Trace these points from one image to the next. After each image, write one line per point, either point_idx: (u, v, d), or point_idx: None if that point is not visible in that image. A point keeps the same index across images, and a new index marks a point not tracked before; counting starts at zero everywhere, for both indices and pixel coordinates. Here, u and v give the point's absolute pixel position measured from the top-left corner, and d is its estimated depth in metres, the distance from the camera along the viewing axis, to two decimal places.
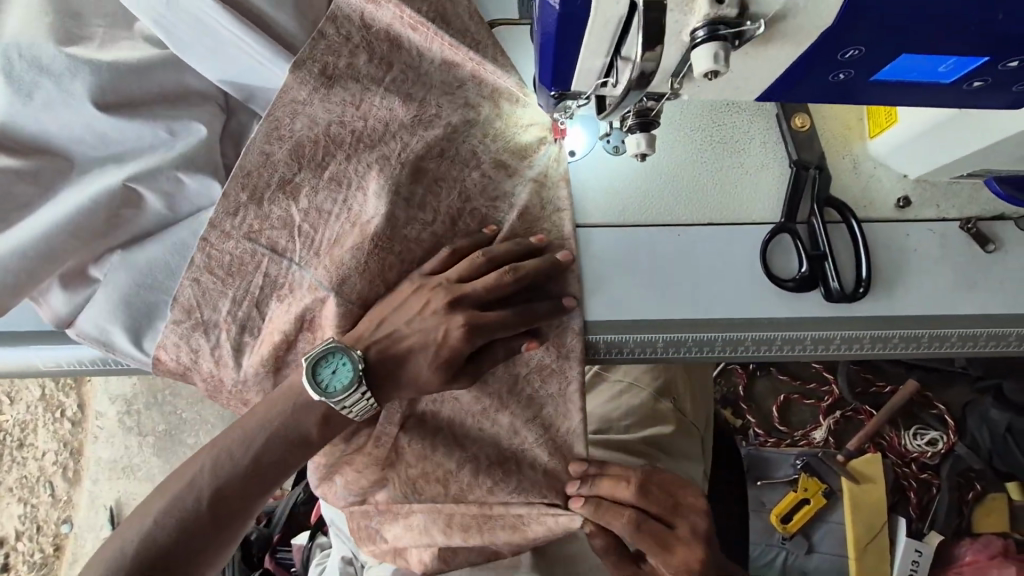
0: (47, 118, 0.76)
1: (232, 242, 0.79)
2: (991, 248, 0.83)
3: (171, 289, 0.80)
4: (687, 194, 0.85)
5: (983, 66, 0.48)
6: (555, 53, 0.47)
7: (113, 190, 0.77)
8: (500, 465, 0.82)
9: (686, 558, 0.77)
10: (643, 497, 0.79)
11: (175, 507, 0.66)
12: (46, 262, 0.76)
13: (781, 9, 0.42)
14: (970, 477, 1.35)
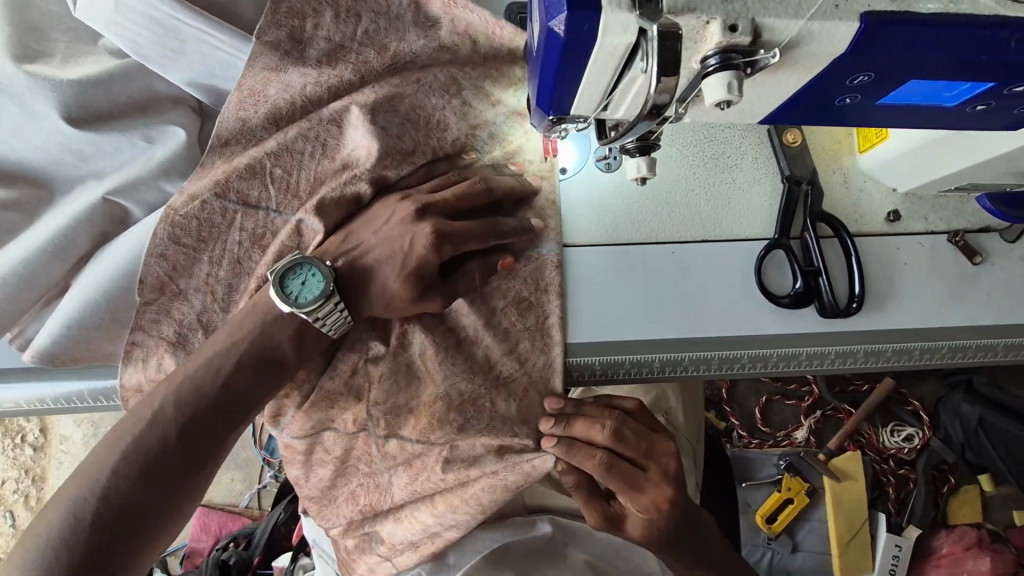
0: (23, 142, 0.73)
1: (196, 204, 0.71)
2: (978, 260, 0.83)
3: (131, 270, 0.72)
4: (680, 212, 0.83)
5: (990, 91, 0.47)
6: (557, 79, 0.44)
7: (93, 207, 0.73)
8: (471, 402, 0.75)
9: (656, 497, 0.74)
10: (618, 441, 0.72)
11: (136, 450, 0.59)
12: (21, 287, 0.72)
13: (796, 36, 0.40)
14: (944, 470, 1.38)
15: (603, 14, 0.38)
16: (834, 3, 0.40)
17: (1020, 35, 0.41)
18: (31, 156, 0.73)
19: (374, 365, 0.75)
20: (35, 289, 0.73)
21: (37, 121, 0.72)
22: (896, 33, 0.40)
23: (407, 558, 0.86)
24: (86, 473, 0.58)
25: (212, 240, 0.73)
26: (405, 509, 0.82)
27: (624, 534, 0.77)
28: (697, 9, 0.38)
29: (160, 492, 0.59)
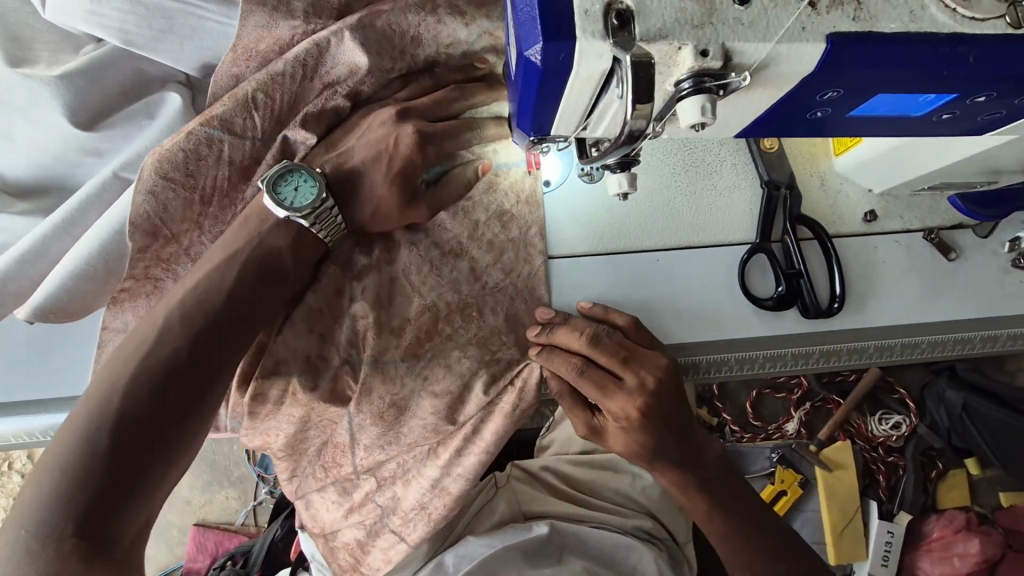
0: (40, 155, 0.76)
1: (182, 135, 0.70)
2: (953, 257, 0.85)
3: (123, 213, 0.70)
4: (665, 220, 0.84)
5: (954, 101, 0.49)
6: (536, 103, 0.45)
7: (105, 181, 0.74)
8: (460, 311, 0.79)
9: (624, 406, 0.71)
10: (593, 346, 0.72)
11: (146, 369, 0.59)
12: (31, 263, 0.73)
13: (766, 57, 0.41)
14: (932, 456, 1.40)
15: (579, 44, 0.39)
16: (800, 25, 0.41)
17: (979, 52, 0.42)
18: (46, 160, 0.76)
19: (358, 282, 0.76)
20: (48, 263, 0.74)
21: (45, 128, 0.74)
22: (862, 53, 0.41)
23: (417, 533, 0.83)
24: (95, 394, 0.58)
25: (201, 174, 0.71)
26: (421, 472, 0.81)
27: (610, 446, 0.77)
28: (669, 35, 0.40)
29: (175, 406, 0.59)
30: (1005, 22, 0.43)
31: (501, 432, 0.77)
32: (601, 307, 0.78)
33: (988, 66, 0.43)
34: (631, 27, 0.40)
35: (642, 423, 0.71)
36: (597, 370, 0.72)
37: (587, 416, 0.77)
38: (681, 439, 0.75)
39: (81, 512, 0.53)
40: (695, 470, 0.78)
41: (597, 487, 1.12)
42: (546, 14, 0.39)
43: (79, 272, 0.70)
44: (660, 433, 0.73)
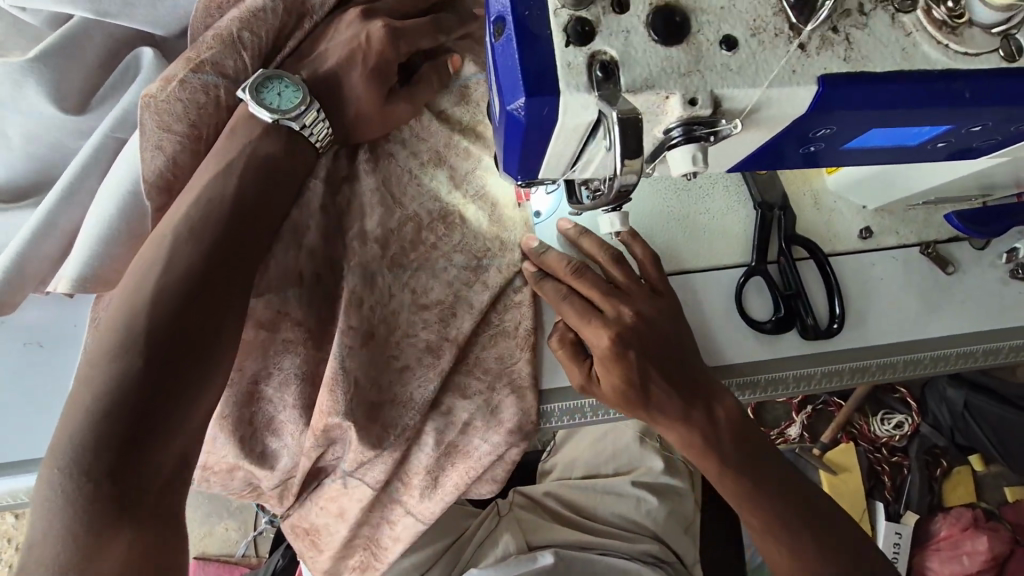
0: (38, 148, 0.74)
1: (176, 86, 0.64)
2: (951, 270, 0.85)
3: (135, 172, 0.65)
4: (660, 244, 0.83)
5: (949, 130, 0.48)
6: (522, 154, 0.44)
7: (99, 144, 0.71)
8: (443, 219, 0.76)
9: (592, 339, 0.68)
10: (580, 276, 0.71)
11: (157, 301, 0.53)
12: (45, 236, 0.69)
13: (756, 102, 0.40)
14: (936, 454, 1.39)
15: (562, 98, 0.38)
16: (791, 68, 0.39)
17: (973, 88, 0.41)
18: (41, 152, 0.75)
19: (360, 179, 0.73)
20: (62, 234, 0.70)
21: (35, 119, 0.72)
22: (856, 93, 0.40)
23: (428, 504, 0.76)
24: (110, 329, 0.52)
25: (204, 125, 0.66)
26: (431, 428, 0.74)
27: (599, 393, 0.72)
28: (656, 85, 0.38)
29: (194, 343, 0.53)
30: (1000, 56, 0.42)
31: (501, 444, 0.74)
32: (632, 232, 0.77)
33: (985, 100, 0.42)
34: (616, 78, 0.38)
35: (616, 354, 0.67)
36: (579, 300, 0.71)
37: (583, 366, 0.72)
38: (673, 382, 0.69)
39: (110, 456, 0.48)
40: (697, 423, 0.70)
41: (599, 511, 1.10)
42: (526, 71, 0.37)
43: (101, 240, 0.64)
44: (648, 369, 0.68)
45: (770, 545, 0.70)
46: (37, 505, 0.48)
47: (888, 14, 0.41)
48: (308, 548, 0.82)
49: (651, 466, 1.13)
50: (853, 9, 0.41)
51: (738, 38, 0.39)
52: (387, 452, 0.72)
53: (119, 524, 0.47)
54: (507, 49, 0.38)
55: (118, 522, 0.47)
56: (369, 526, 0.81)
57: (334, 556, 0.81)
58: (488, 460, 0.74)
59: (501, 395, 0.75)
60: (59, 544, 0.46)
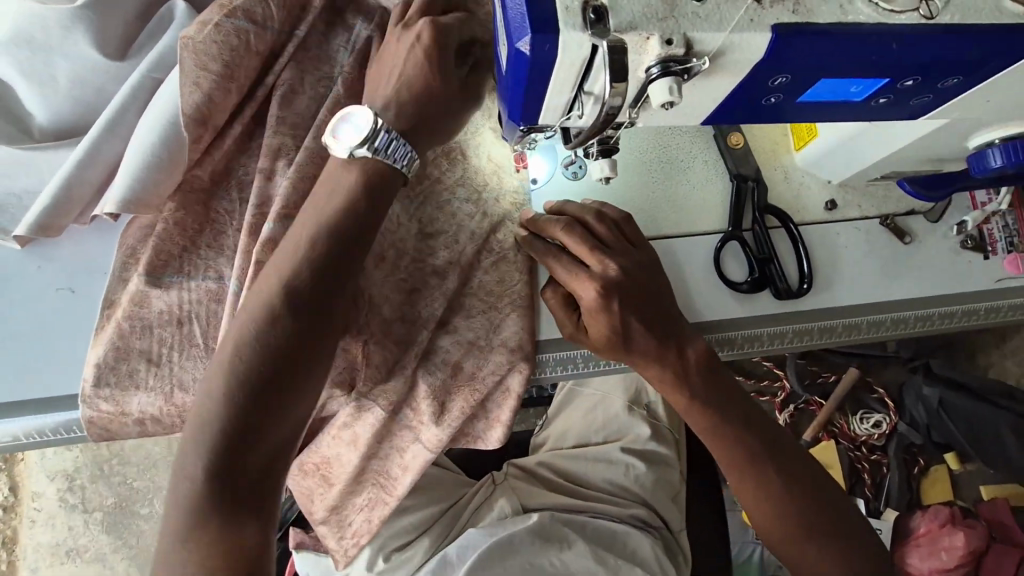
0: (83, 93, 0.83)
1: (211, 28, 0.73)
2: (908, 240, 0.93)
3: (173, 103, 0.76)
4: (646, 214, 0.91)
5: (887, 86, 0.56)
6: (526, 92, 0.52)
7: (138, 83, 0.79)
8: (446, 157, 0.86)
9: (584, 291, 0.75)
10: (570, 233, 0.78)
11: (278, 295, 0.67)
12: (87, 167, 0.78)
13: (722, 45, 0.48)
14: (913, 453, 1.47)
15: (561, 35, 0.46)
16: (749, 18, 0.48)
17: (899, 40, 0.50)
18: (87, 97, 0.83)
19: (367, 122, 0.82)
20: (100, 166, 0.79)
21: (82, 64, 0.81)
22: (804, 41, 0.48)
23: (437, 432, 0.82)
24: (243, 328, 0.67)
25: (237, 65, 0.76)
26: (441, 347, 0.82)
27: (588, 340, 0.80)
28: (639, 27, 0.46)
29: (297, 360, 0.67)
30: (921, 14, 0.50)
31: (503, 364, 0.81)
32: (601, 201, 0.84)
33: (908, 51, 0.50)
34: (605, 21, 0.46)
35: (602, 303, 0.74)
36: (568, 259, 0.78)
37: (570, 318, 0.81)
38: (657, 321, 0.77)
39: (225, 456, 0.65)
40: (671, 364, 0.77)
41: (586, 478, 1.16)
42: (533, 12, 0.45)
43: (145, 165, 0.75)
44: (630, 319, 0.75)
45: (744, 491, 0.79)
46: (179, 467, 0.67)
47: None
48: (319, 485, 0.89)
49: (638, 434, 1.19)
50: None
51: None
52: (391, 384, 0.80)
53: (230, 520, 0.65)
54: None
55: (234, 513, 0.66)
56: (379, 455, 0.87)
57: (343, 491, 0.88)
58: (492, 382, 0.81)
59: (503, 315, 0.83)
60: (188, 508, 0.65)
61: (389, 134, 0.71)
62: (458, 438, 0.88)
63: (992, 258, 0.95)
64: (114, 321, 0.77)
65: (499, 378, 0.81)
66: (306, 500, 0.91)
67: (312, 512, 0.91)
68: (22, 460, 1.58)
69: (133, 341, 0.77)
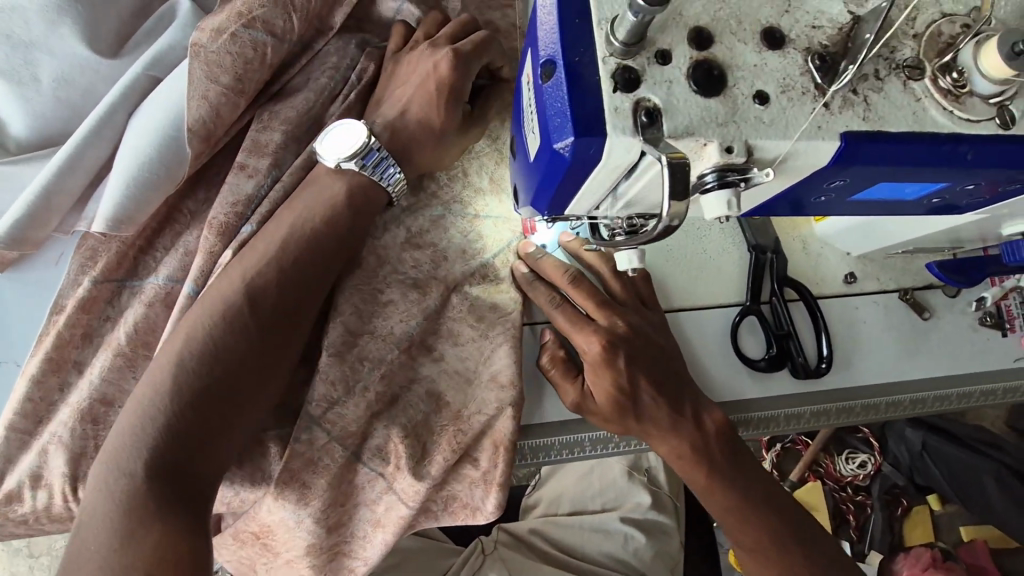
0: (68, 93, 0.70)
1: (227, 39, 0.66)
2: (927, 316, 0.90)
3: (179, 111, 0.67)
4: (658, 283, 0.85)
5: (945, 188, 0.51)
6: (558, 188, 0.46)
7: (134, 82, 0.69)
8: (449, 174, 0.79)
9: (584, 340, 0.71)
10: (578, 288, 0.74)
11: (258, 271, 0.62)
12: (69, 173, 0.67)
13: (785, 153, 0.42)
14: (896, 494, 1.43)
15: (608, 140, 0.39)
16: (817, 124, 0.42)
17: (972, 147, 0.45)
18: (74, 98, 0.70)
19: None
20: (86, 172, 0.68)
21: (70, 62, 0.69)
22: (873, 151, 0.43)
23: (413, 483, 0.71)
24: (210, 308, 0.60)
25: (248, 79, 0.68)
26: (422, 375, 0.75)
27: (596, 418, 0.73)
28: (696, 133, 0.40)
29: (274, 344, 0.62)
30: (996, 123, 0.45)
31: (499, 403, 0.73)
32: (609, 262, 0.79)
33: (984, 162, 0.45)
34: (659, 124, 0.40)
35: (607, 357, 0.69)
36: (571, 307, 0.74)
37: (574, 383, 0.73)
38: (669, 376, 0.73)
39: (180, 440, 0.56)
40: (687, 435, 0.71)
41: (582, 551, 1.08)
42: (577, 113, 0.39)
43: (143, 180, 0.66)
44: (639, 378, 0.70)
45: (754, 558, 0.72)
46: (113, 453, 0.56)
47: (900, 80, 0.44)
48: (261, 555, 0.75)
49: (638, 502, 1.12)
50: (870, 73, 0.44)
51: (770, 93, 0.42)
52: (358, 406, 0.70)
53: (162, 513, 0.54)
54: (556, 90, 0.40)
55: (170, 507, 0.55)
56: (342, 524, 0.74)
57: (291, 561, 0.74)
58: (478, 424, 0.73)
59: (491, 343, 0.75)
60: (122, 498, 0.54)
61: (380, 153, 0.68)
62: (440, 498, 0.77)
63: (1008, 335, 0.92)
64: (53, 328, 0.67)
65: (485, 418, 0.73)
66: (247, 570, 0.77)
67: None
68: None
69: (68, 352, 0.68)
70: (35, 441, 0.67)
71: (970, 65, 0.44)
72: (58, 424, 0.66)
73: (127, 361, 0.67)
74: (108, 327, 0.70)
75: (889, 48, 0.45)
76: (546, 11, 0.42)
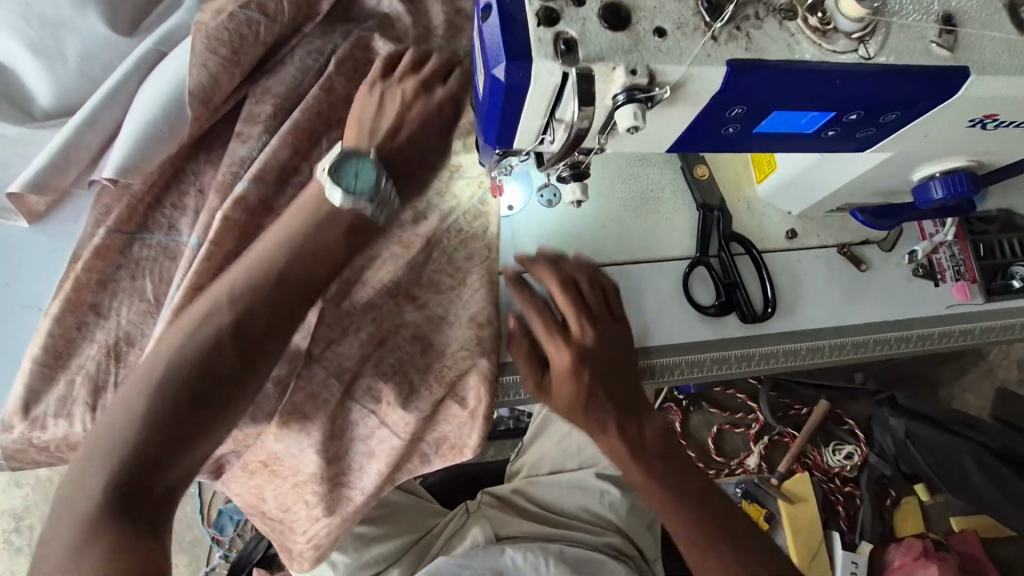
0: (90, 67, 0.81)
1: (226, 16, 0.78)
2: (864, 268, 0.99)
3: (182, 77, 0.78)
4: (615, 237, 0.94)
5: (833, 119, 0.61)
6: (501, 116, 0.55)
7: (147, 55, 0.81)
8: None
9: (556, 360, 0.76)
10: (561, 294, 0.79)
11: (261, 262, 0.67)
12: (87, 131, 0.78)
13: (680, 78, 0.52)
14: (885, 485, 1.49)
15: (534, 64, 0.49)
16: (706, 53, 0.52)
17: (841, 76, 0.55)
18: (94, 70, 0.82)
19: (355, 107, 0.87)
20: (101, 131, 0.79)
21: (91, 40, 0.80)
22: (755, 75, 0.53)
23: (404, 416, 0.80)
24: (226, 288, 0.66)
25: (244, 53, 0.80)
26: (407, 320, 0.82)
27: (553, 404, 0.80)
28: (606, 59, 0.50)
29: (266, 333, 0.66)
30: (859, 55, 0.56)
31: (471, 341, 0.81)
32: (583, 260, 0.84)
33: (850, 88, 0.55)
34: (575, 52, 0.50)
35: (576, 368, 0.76)
36: (547, 318, 0.78)
37: (535, 375, 0.80)
38: (625, 393, 0.79)
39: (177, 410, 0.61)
40: (628, 429, 0.77)
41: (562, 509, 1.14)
42: (508, 42, 0.49)
43: (151, 135, 0.77)
44: (599, 386, 0.76)
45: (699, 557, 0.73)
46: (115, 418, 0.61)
47: (776, 20, 0.54)
48: (269, 482, 0.83)
49: (613, 459, 1.18)
50: (751, 15, 0.54)
51: (667, 29, 0.52)
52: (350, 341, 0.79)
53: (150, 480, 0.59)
54: (492, 29, 0.50)
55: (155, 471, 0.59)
56: (339, 457, 0.82)
57: (296, 486, 0.82)
58: (461, 361, 0.81)
59: (469, 291, 0.84)
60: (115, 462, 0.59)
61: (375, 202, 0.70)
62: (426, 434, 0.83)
63: (941, 285, 1.00)
64: (71, 276, 0.78)
65: (466, 355, 0.80)
66: (256, 499, 0.86)
67: (262, 509, 0.86)
68: None
69: (85, 294, 0.77)
70: (57, 373, 0.76)
71: (833, 9, 0.54)
72: (82, 358, 0.76)
73: (146, 308, 0.79)
74: (120, 275, 0.79)
75: None
76: None
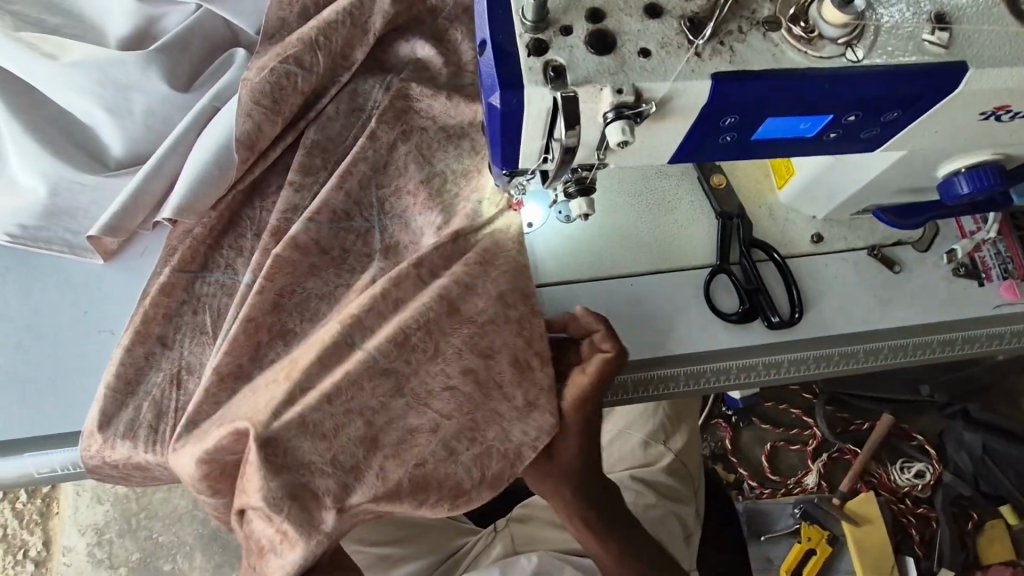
0: (154, 122, 0.93)
1: (267, 71, 0.89)
2: (897, 269, 0.96)
3: (230, 128, 0.88)
4: (634, 249, 0.95)
5: (832, 122, 0.61)
6: (502, 141, 0.59)
7: (203, 110, 0.92)
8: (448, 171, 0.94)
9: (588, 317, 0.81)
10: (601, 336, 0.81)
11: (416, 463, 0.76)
12: (153, 179, 0.90)
13: (667, 93, 0.55)
14: (964, 506, 1.39)
15: (526, 91, 0.54)
16: (691, 68, 0.55)
17: (830, 80, 0.56)
18: (157, 123, 0.93)
19: None
20: (164, 178, 0.90)
21: (156, 98, 0.92)
22: (742, 85, 0.55)
23: None
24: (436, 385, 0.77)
25: (284, 101, 0.90)
26: None
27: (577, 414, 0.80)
28: (593, 81, 0.54)
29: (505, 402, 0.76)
30: (846, 58, 0.57)
31: None
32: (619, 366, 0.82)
33: (839, 89, 0.57)
34: (564, 77, 0.54)
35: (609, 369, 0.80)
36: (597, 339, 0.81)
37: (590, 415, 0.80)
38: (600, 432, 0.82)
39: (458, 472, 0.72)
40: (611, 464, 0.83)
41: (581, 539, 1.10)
42: (501, 73, 0.54)
43: (204, 180, 0.87)
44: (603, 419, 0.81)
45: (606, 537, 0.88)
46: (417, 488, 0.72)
47: (760, 33, 0.57)
48: None
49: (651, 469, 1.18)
50: (734, 29, 0.57)
51: (651, 49, 0.56)
52: None
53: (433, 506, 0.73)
54: (488, 63, 0.55)
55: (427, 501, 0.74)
56: None
57: None
58: None
59: None
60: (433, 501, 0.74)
61: None
62: None
63: (987, 284, 0.96)
64: (141, 307, 0.87)
65: None
66: None
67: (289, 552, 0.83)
68: (57, 515, 1.56)
69: (153, 325, 0.87)
70: (128, 393, 0.85)
71: (815, 18, 0.56)
72: (151, 379, 0.86)
73: (206, 333, 0.88)
74: (183, 303, 0.89)
75: (750, 10, 0.57)
76: (478, 7, 0.57)
